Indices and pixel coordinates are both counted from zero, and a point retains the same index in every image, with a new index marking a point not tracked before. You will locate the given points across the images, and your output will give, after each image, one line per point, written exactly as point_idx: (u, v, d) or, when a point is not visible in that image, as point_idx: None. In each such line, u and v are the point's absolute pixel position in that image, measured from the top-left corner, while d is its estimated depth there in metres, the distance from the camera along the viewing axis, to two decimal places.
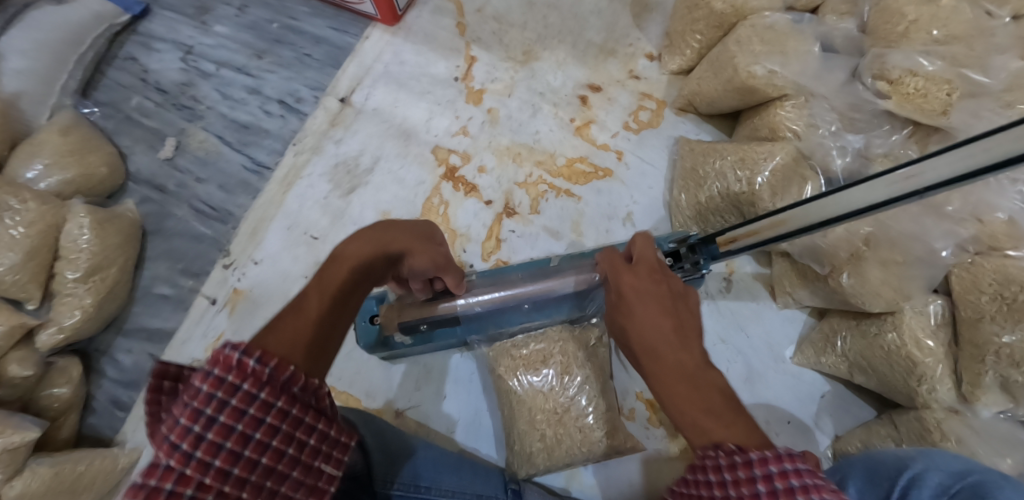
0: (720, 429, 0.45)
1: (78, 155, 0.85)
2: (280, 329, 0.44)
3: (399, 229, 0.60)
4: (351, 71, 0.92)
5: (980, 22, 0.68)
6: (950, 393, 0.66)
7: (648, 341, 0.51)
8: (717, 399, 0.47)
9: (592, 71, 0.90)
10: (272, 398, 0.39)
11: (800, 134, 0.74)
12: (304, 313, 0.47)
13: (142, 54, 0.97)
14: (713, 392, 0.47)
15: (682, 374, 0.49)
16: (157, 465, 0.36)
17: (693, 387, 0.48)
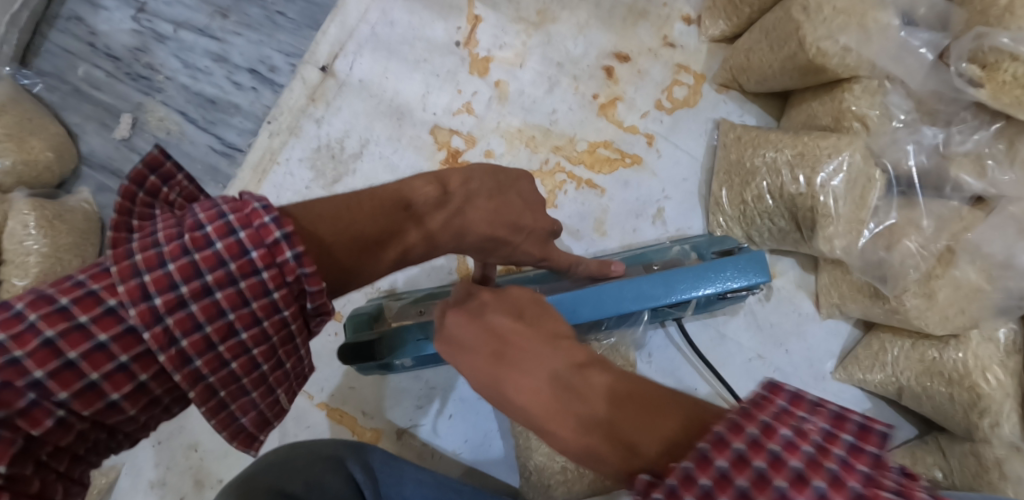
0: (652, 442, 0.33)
1: (17, 139, 0.72)
2: (349, 221, 0.43)
3: (530, 213, 0.53)
4: (333, 33, 0.78)
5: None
6: (1017, 430, 0.59)
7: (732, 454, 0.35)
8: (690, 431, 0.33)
9: (619, 37, 0.77)
10: (283, 304, 0.36)
11: (870, 126, 0.63)
12: (391, 233, 0.45)
13: (86, 11, 0.81)
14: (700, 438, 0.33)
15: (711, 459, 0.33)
16: (104, 303, 0.32)
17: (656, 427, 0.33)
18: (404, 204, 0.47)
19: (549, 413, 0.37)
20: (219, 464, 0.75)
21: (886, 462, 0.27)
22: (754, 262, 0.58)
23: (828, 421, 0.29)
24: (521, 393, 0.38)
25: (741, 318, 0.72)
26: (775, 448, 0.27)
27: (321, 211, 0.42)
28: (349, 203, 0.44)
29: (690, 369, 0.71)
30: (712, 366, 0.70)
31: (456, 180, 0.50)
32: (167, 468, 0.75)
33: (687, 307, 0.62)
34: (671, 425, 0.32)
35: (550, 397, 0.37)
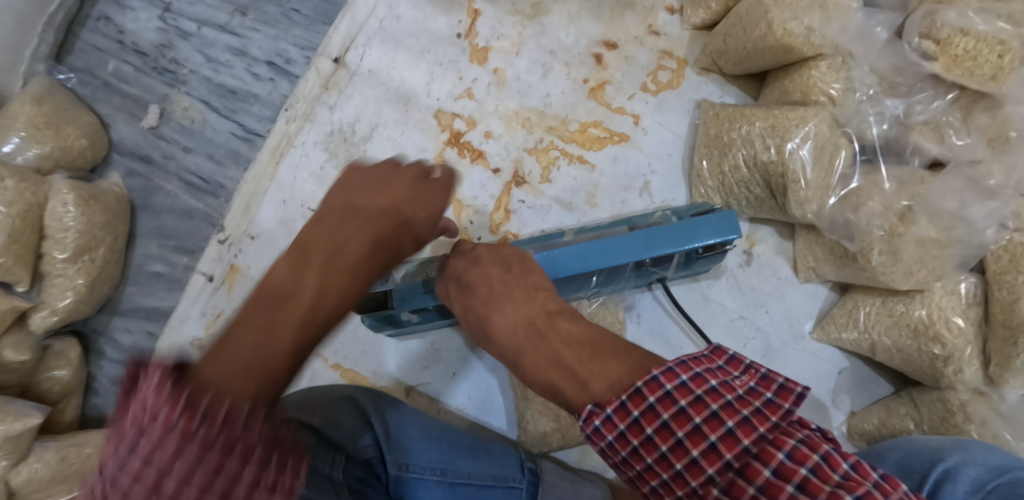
0: (581, 379, 0.46)
1: (55, 127, 0.79)
2: (229, 346, 0.44)
3: (392, 189, 0.61)
4: (343, 28, 0.84)
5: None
6: (977, 375, 0.64)
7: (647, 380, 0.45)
8: (609, 366, 0.45)
9: (608, 27, 0.83)
10: (209, 410, 0.38)
11: (836, 98, 0.68)
12: (278, 322, 0.47)
13: (115, 12, 0.89)
14: (618, 369, 0.45)
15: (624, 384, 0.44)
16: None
17: (599, 372, 0.45)
18: (275, 294, 0.49)
19: (528, 350, 0.50)
20: None
21: (794, 414, 0.40)
22: (728, 220, 0.64)
23: (757, 379, 0.42)
24: (510, 334, 0.52)
25: (723, 282, 0.77)
26: (698, 392, 0.41)
27: (212, 355, 0.43)
28: (230, 337, 0.45)
29: (677, 329, 0.76)
30: (696, 326, 0.75)
31: (305, 231, 0.56)
32: None
33: (669, 264, 0.68)
34: (610, 366, 0.45)
35: (526, 338, 0.51)
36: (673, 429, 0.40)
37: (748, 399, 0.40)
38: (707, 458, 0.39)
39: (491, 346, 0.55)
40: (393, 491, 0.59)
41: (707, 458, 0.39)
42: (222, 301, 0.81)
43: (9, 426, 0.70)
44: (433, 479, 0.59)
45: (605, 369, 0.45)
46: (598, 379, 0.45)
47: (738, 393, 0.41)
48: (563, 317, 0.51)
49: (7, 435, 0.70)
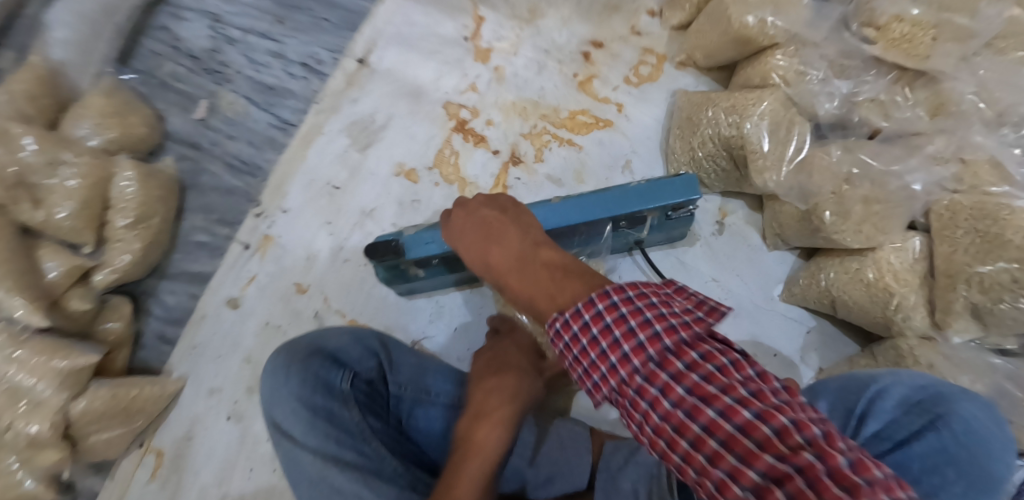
0: (551, 295, 0.55)
1: (121, 117, 0.93)
2: None
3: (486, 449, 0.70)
4: (367, 33, 0.97)
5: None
6: (925, 321, 0.71)
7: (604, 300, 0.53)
8: (574, 286, 0.54)
9: (596, 28, 0.94)
10: None
11: (788, 82, 0.77)
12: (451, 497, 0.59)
13: (173, 23, 1.05)
14: (580, 288, 0.53)
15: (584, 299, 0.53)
16: None
17: (565, 287, 0.54)
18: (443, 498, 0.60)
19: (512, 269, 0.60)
20: None
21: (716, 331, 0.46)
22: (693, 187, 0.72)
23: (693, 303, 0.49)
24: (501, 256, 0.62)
25: (697, 248, 0.86)
26: (638, 303, 0.47)
27: None
28: None
29: None
30: None
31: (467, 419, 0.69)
32: (227, 377, 0.93)
33: (642, 227, 0.78)
34: (575, 284, 0.54)
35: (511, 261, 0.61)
36: (612, 330, 0.47)
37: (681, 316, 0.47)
38: (634, 351, 0.46)
39: (486, 272, 0.65)
40: (394, 408, 0.71)
41: (634, 352, 0.46)
42: (256, 266, 0.93)
43: (75, 361, 0.82)
44: (428, 404, 0.71)
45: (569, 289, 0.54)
46: (563, 295, 0.54)
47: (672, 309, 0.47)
48: (546, 248, 0.60)
49: (73, 368, 0.82)
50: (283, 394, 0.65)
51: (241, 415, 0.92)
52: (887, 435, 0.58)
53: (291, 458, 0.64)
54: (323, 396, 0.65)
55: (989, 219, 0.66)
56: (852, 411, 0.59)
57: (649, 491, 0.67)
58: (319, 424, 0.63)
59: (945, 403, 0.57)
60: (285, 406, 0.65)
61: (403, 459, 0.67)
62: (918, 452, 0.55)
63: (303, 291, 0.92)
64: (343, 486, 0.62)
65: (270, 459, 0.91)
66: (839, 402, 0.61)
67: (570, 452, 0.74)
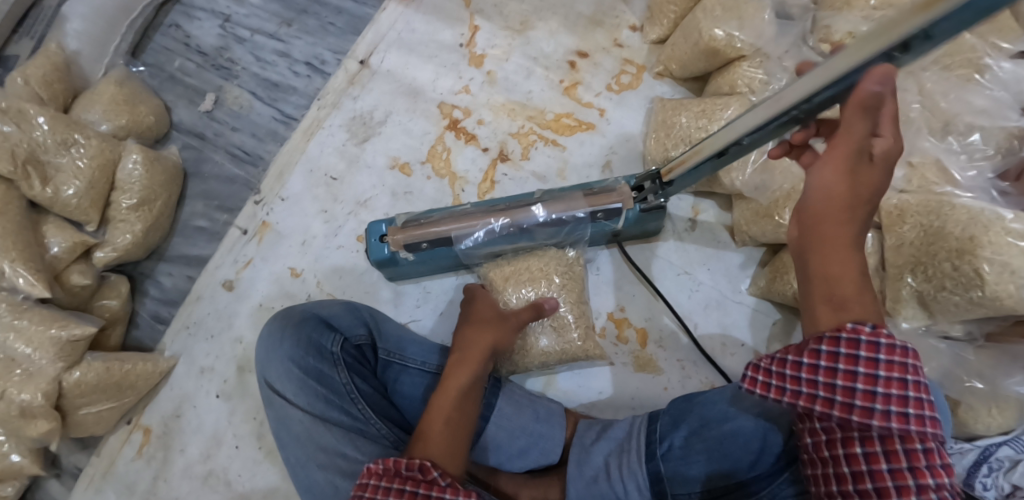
0: (828, 227, 0.54)
1: (130, 105, 0.99)
2: (441, 439, 0.62)
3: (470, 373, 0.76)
4: (369, 37, 1.04)
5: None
6: None
7: (829, 268, 0.54)
8: (841, 250, 0.53)
9: (581, 39, 1.01)
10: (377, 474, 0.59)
11: (755, 89, 0.84)
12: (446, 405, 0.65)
13: (184, 21, 1.11)
14: (841, 246, 0.53)
15: (839, 247, 0.53)
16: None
17: (846, 255, 0.53)
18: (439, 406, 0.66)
19: (843, 184, 0.52)
20: None
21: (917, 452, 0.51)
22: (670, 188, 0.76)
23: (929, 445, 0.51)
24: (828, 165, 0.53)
25: (670, 243, 0.91)
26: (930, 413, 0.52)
27: (438, 451, 0.61)
28: (442, 435, 0.63)
29: (629, 280, 0.91)
30: (646, 275, 0.90)
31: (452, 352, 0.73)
32: (217, 357, 0.95)
33: (618, 218, 0.83)
34: (842, 239, 0.53)
35: (858, 194, 0.52)
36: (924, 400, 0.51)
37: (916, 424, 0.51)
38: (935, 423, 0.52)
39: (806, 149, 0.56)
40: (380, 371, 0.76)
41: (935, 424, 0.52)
42: (253, 250, 0.98)
43: (71, 331, 0.85)
44: (412, 370, 0.76)
45: (834, 233, 0.54)
46: (822, 231, 0.54)
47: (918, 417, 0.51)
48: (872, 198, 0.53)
49: (68, 338, 0.84)
50: (276, 356, 0.71)
51: (229, 394, 0.94)
52: None
53: (283, 416, 0.70)
54: (314, 358, 0.70)
55: (933, 215, 0.72)
56: None
57: (619, 462, 0.72)
58: (309, 383, 0.69)
59: None
60: (279, 367, 0.70)
61: (388, 418, 0.73)
62: None
63: (297, 275, 0.96)
64: (328, 443, 0.67)
65: (255, 437, 0.93)
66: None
67: (544, 422, 0.77)
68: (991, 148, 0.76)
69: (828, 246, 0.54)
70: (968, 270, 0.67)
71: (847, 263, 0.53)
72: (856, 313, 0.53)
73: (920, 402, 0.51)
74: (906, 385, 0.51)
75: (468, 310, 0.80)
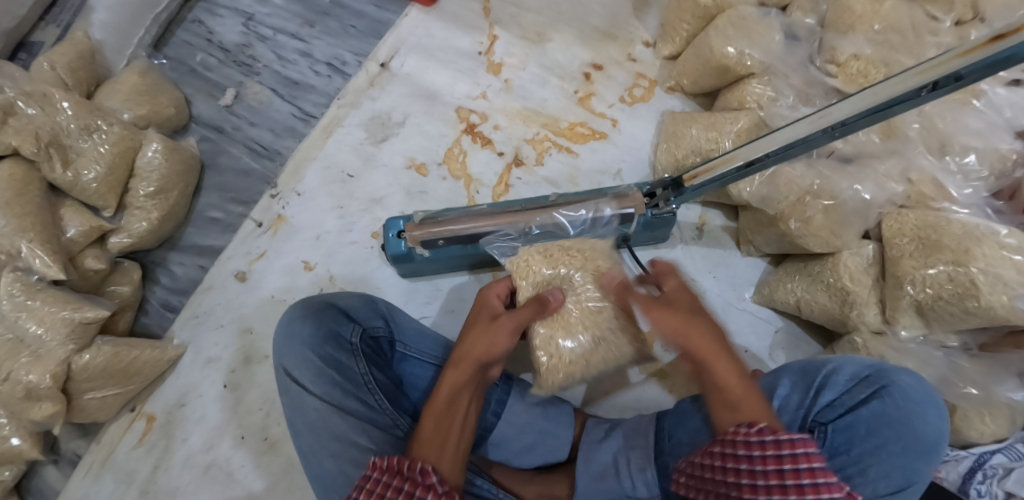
0: (698, 343, 0.63)
1: (151, 95, 1.00)
2: (429, 439, 0.61)
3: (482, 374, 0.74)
4: (390, 41, 1.07)
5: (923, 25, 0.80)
6: (876, 318, 0.80)
7: (718, 383, 0.61)
8: (710, 358, 0.62)
9: (595, 52, 1.04)
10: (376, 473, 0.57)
11: (762, 105, 0.87)
12: (437, 407, 0.65)
13: (207, 18, 1.14)
14: (712, 355, 0.62)
15: (703, 360, 0.62)
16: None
17: (717, 370, 0.62)
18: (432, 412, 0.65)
19: (676, 316, 0.64)
20: (266, 345, 0.95)
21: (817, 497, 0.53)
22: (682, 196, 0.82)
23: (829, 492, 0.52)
24: (672, 309, 0.65)
25: (677, 250, 0.95)
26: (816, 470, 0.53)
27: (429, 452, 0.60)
28: (436, 438, 0.62)
29: None
30: None
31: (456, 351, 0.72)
32: (225, 347, 0.95)
33: (630, 224, 0.86)
34: (708, 349, 0.63)
35: (692, 320, 0.64)
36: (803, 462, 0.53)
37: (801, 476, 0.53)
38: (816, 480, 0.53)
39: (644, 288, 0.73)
40: (395, 363, 0.78)
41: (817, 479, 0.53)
42: (266, 242, 0.98)
43: (84, 314, 0.85)
44: (425, 364, 0.77)
45: (698, 350, 0.63)
46: (692, 346, 0.63)
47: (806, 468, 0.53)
48: (697, 315, 0.65)
49: (81, 320, 0.85)
50: (294, 344, 0.71)
51: (236, 384, 0.94)
52: (839, 404, 0.64)
53: (297, 403, 0.70)
54: (333, 347, 0.71)
55: (930, 229, 0.76)
56: (810, 388, 0.66)
57: (627, 459, 0.73)
58: (327, 372, 0.70)
59: (889, 376, 0.63)
60: (296, 355, 0.71)
61: (400, 411, 0.74)
62: (865, 416, 0.62)
63: (310, 268, 0.96)
64: (343, 431, 0.67)
65: (260, 428, 0.92)
66: (800, 380, 0.67)
67: (552, 420, 0.78)
68: (985, 169, 0.80)
69: (703, 362, 0.62)
70: (964, 281, 0.71)
71: (704, 367, 0.63)
72: (747, 412, 0.59)
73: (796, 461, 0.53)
74: (777, 458, 0.54)
75: (470, 317, 0.76)
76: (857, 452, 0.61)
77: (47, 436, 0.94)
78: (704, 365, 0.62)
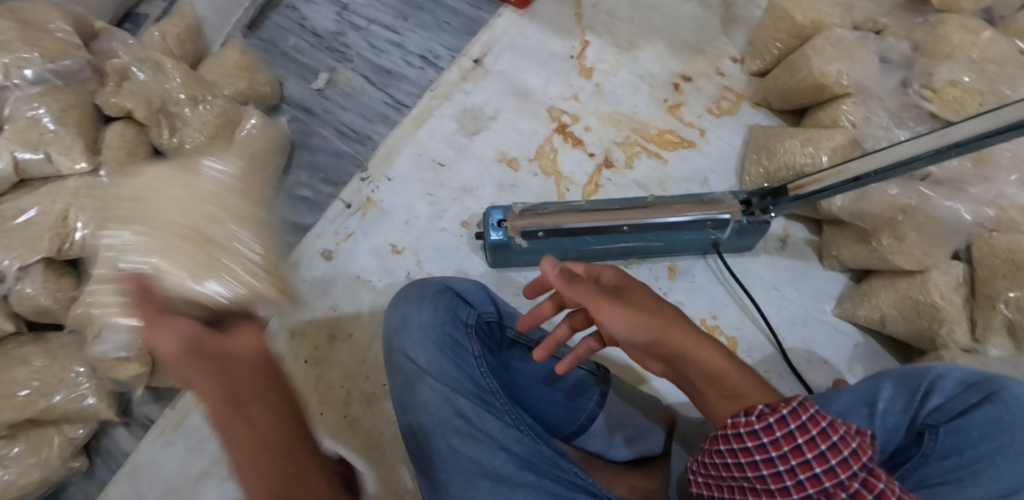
0: (670, 335, 0.61)
1: (250, 72, 1.02)
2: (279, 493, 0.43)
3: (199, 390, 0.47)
4: (484, 39, 1.10)
5: (1018, 58, 0.84)
6: (966, 336, 0.81)
7: (704, 371, 0.60)
8: (684, 350, 0.61)
9: (684, 64, 1.08)
10: None
11: (857, 124, 0.90)
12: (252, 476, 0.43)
13: (301, 4, 1.16)
14: (683, 345, 0.61)
15: (683, 353, 0.61)
16: None
17: (699, 356, 0.60)
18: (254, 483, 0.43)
19: (643, 312, 0.62)
20: (351, 324, 0.96)
21: (839, 446, 0.52)
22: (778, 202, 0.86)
23: (837, 436, 0.52)
24: (632, 303, 0.63)
25: (762, 259, 0.98)
26: (821, 425, 0.52)
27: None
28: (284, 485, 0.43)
29: (722, 289, 0.96)
30: (742, 284, 0.96)
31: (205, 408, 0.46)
32: (310, 322, 0.96)
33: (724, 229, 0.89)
34: (677, 340, 0.61)
35: (657, 312, 0.62)
36: (807, 426, 0.52)
37: (805, 429, 0.52)
38: (822, 437, 0.52)
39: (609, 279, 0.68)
40: (502, 348, 0.78)
41: (822, 435, 0.52)
42: (355, 223, 1.00)
43: None
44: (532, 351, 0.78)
45: (671, 341, 0.61)
46: (664, 341, 0.61)
47: (804, 419, 0.53)
48: (650, 301, 0.64)
49: None
50: (413, 324, 0.74)
51: (317, 360, 0.95)
52: (949, 408, 0.65)
53: (413, 382, 0.72)
54: (449, 326, 0.72)
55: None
56: (914, 395, 0.67)
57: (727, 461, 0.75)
58: (444, 351, 0.71)
59: (998, 382, 0.64)
60: (415, 334, 0.73)
61: (506, 394, 0.73)
62: (977, 421, 0.63)
63: (398, 252, 0.98)
64: (460, 409, 0.69)
65: (342, 405, 0.93)
66: (902, 385, 0.69)
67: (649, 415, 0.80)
68: None
69: (682, 355, 0.61)
70: None
71: (684, 358, 0.61)
72: (745, 393, 0.58)
73: (801, 429, 0.52)
74: (787, 438, 0.53)
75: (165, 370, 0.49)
76: (971, 454, 0.62)
77: (123, 398, 0.94)
78: (685, 358, 0.61)
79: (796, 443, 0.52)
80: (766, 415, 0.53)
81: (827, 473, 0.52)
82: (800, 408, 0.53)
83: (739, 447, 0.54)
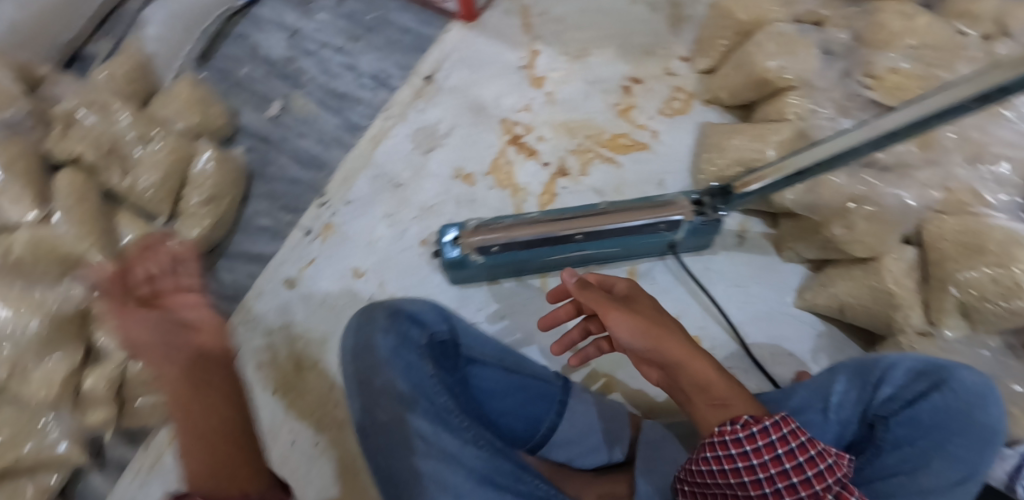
0: (666, 342, 0.61)
1: (201, 105, 1.02)
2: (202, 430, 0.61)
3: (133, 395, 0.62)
4: (434, 56, 1.11)
5: (957, 41, 0.85)
6: (921, 319, 0.83)
7: (697, 380, 0.59)
8: (679, 359, 0.60)
9: (634, 67, 1.09)
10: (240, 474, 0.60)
11: (803, 116, 0.91)
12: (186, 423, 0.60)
13: (252, 32, 1.16)
14: (681, 353, 0.61)
15: (677, 360, 0.60)
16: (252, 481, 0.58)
17: (695, 365, 0.60)
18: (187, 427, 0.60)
19: (647, 321, 0.63)
20: (317, 351, 0.96)
21: (813, 458, 0.54)
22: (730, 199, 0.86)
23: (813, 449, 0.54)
24: (636, 312, 0.64)
25: (722, 256, 0.99)
26: (801, 439, 0.54)
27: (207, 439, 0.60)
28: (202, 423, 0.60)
29: (683, 289, 0.97)
30: (698, 282, 0.97)
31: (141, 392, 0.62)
32: (277, 351, 0.96)
33: (679, 229, 0.89)
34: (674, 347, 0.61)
35: (660, 321, 0.63)
36: (789, 438, 0.54)
37: (786, 443, 0.54)
38: (801, 449, 0.54)
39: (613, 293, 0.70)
40: (461, 366, 0.78)
41: (801, 448, 0.53)
42: (316, 249, 1.00)
43: None
44: (491, 366, 0.79)
45: (668, 349, 0.61)
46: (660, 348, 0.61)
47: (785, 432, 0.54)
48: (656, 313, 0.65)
49: None
50: (368, 348, 0.74)
51: (286, 388, 0.95)
52: (899, 397, 0.66)
53: (371, 406, 0.72)
54: (403, 348, 0.73)
55: (971, 234, 0.78)
56: (868, 386, 0.68)
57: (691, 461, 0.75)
58: (399, 373, 0.71)
59: (947, 368, 0.65)
60: (370, 358, 0.73)
61: (465, 412, 0.73)
62: (927, 409, 0.63)
63: (360, 275, 0.99)
64: (417, 430, 0.68)
65: (313, 432, 0.93)
66: (855, 377, 0.70)
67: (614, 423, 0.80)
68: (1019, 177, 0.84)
69: (676, 363, 0.61)
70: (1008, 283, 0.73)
71: (677, 367, 0.60)
72: (734, 405, 0.57)
73: (783, 440, 0.53)
74: (770, 446, 0.53)
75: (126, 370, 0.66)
76: (923, 443, 0.62)
77: (93, 441, 0.93)
78: (678, 368, 0.61)
79: (778, 454, 0.53)
80: (756, 426, 0.54)
81: (803, 483, 0.53)
82: (783, 422, 0.55)
83: (723, 454, 0.54)
